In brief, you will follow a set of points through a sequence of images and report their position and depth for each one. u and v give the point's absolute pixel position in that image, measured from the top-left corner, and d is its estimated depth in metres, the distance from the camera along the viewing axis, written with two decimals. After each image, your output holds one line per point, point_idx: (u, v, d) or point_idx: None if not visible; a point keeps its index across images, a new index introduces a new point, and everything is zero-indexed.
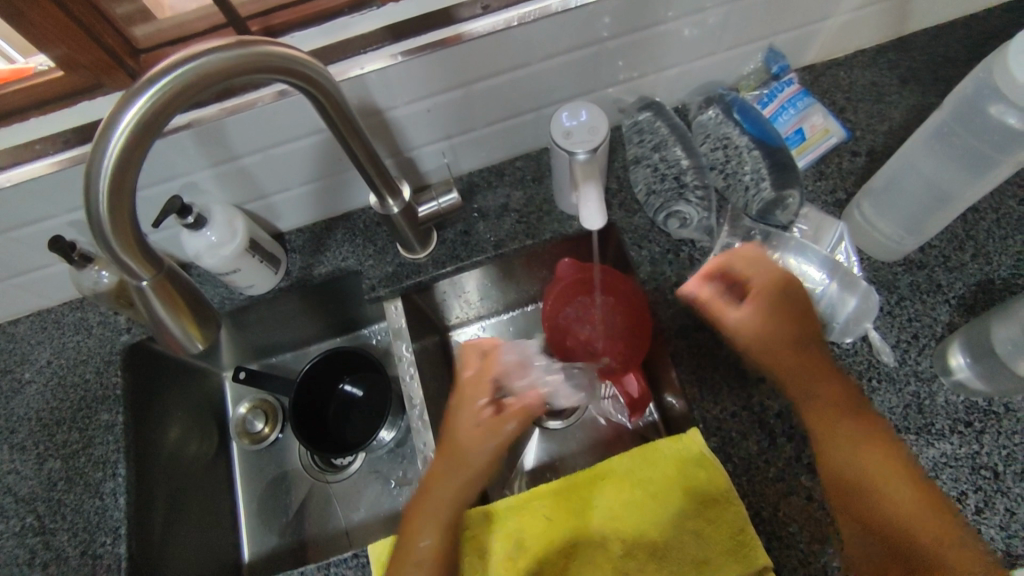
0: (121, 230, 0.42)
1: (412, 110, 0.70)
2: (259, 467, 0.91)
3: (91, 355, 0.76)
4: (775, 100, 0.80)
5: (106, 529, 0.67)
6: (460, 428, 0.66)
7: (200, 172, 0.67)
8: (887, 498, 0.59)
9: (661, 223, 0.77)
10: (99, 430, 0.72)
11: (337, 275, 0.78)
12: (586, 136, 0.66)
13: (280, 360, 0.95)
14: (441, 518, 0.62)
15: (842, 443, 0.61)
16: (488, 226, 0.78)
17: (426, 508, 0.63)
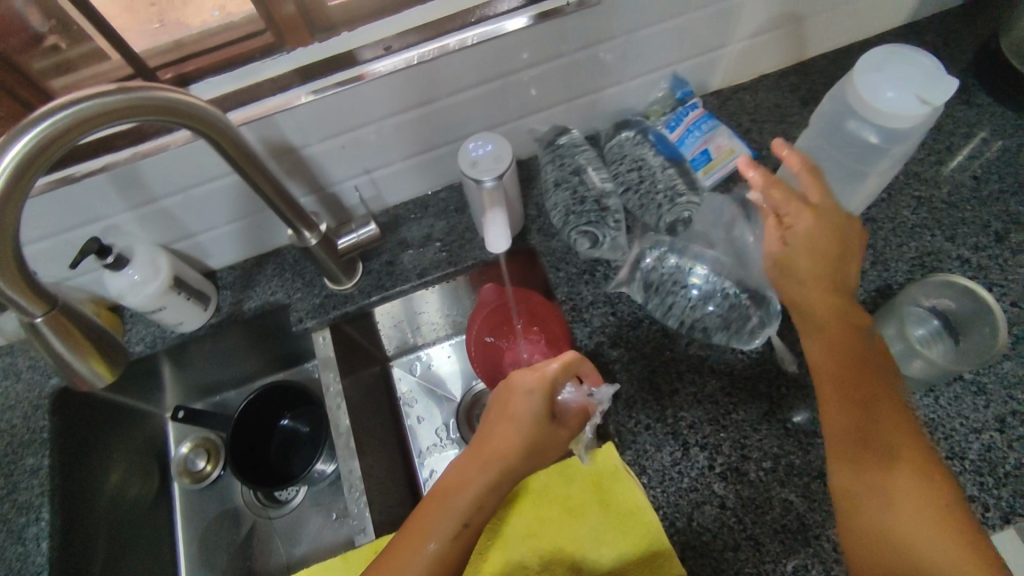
0: (7, 267, 0.43)
1: (326, 147, 0.73)
2: (200, 506, 0.91)
3: (20, 400, 0.77)
4: (681, 124, 0.84)
5: (27, 575, 0.67)
6: (515, 397, 0.61)
7: (120, 215, 0.69)
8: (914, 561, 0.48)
9: (574, 243, 0.80)
10: (24, 475, 0.72)
11: (266, 310, 0.80)
12: (492, 164, 0.70)
13: (224, 399, 0.96)
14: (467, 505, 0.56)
15: (865, 476, 0.51)
16: (413, 255, 0.80)
17: (495, 455, 0.58)
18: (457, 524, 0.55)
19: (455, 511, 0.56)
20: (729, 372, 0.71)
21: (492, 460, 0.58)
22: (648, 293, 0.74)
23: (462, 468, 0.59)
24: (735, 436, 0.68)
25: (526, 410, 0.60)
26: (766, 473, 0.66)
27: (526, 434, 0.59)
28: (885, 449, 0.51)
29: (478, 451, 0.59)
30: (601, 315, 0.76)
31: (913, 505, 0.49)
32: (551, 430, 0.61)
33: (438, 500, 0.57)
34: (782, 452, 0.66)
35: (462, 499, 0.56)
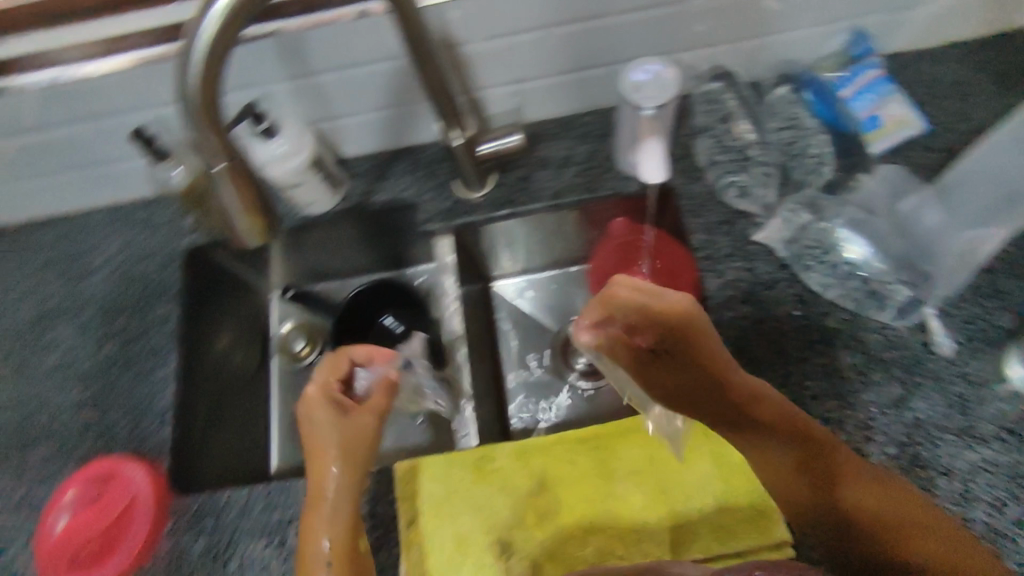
0: (205, 106, 0.45)
1: (488, 48, 0.70)
2: (293, 390, 0.92)
3: (156, 252, 0.80)
4: (852, 84, 0.76)
5: (154, 413, 0.71)
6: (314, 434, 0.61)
7: (277, 84, 0.69)
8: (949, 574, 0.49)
9: (720, 190, 0.76)
10: (155, 322, 0.76)
11: (393, 206, 0.79)
12: (654, 92, 0.66)
13: (324, 289, 0.97)
14: (343, 517, 0.57)
15: (776, 479, 0.57)
16: (548, 175, 0.79)
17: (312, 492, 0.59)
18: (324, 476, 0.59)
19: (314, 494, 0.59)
20: (865, 351, 0.67)
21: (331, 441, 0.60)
22: (798, 254, 0.72)
23: (315, 462, 0.60)
24: (862, 416, 0.65)
25: (318, 439, 0.60)
26: (890, 460, 0.63)
27: (346, 428, 0.61)
28: (765, 456, 0.57)
29: (313, 447, 0.61)
30: (735, 269, 0.73)
31: (813, 491, 0.55)
32: (344, 432, 0.61)
33: (315, 487, 0.59)
34: (910, 441, 0.63)
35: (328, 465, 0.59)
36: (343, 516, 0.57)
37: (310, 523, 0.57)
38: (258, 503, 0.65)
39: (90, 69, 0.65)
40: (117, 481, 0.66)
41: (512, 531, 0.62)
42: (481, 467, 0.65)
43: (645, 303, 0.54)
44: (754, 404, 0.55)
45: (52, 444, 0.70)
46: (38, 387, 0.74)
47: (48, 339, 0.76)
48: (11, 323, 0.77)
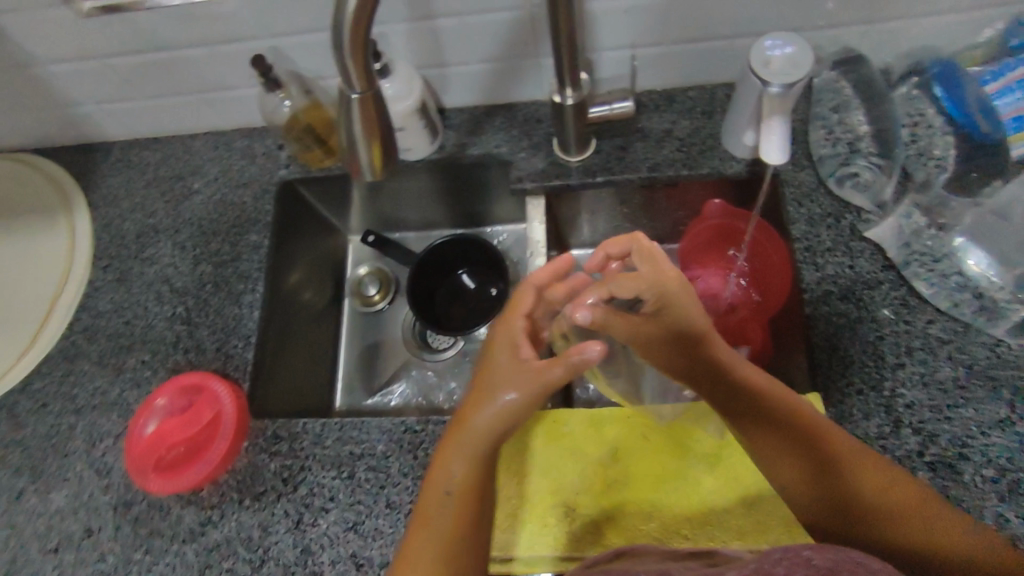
0: (357, 34, 0.43)
1: (609, 8, 0.68)
2: (363, 328, 0.96)
3: (253, 181, 0.82)
4: (1002, 79, 0.68)
5: (239, 334, 0.74)
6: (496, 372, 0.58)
7: (395, 25, 0.69)
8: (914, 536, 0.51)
9: (833, 184, 0.73)
10: (247, 249, 0.79)
11: (486, 160, 0.79)
12: (787, 68, 0.63)
13: (402, 238, 0.98)
14: (473, 452, 0.56)
15: (783, 472, 0.55)
16: (647, 146, 0.76)
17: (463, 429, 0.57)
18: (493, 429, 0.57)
19: (466, 450, 0.56)
20: (970, 365, 0.64)
21: (492, 391, 0.57)
22: (909, 257, 0.68)
23: (474, 397, 0.58)
24: (958, 432, 0.61)
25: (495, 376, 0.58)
26: (986, 482, 0.59)
27: (529, 374, 0.56)
28: (771, 439, 0.56)
29: (481, 386, 0.58)
30: (835, 263, 0.70)
31: (827, 482, 0.53)
32: (527, 364, 0.57)
33: (457, 427, 0.58)
34: (1010, 465, 0.60)
35: (490, 417, 0.56)
36: (458, 469, 0.56)
37: (436, 478, 0.57)
38: (332, 433, 0.68)
39: None
40: (205, 394, 0.68)
41: (576, 495, 0.62)
42: (552, 428, 0.65)
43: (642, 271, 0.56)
44: (729, 366, 0.56)
45: (146, 352, 0.74)
46: (136, 297, 0.77)
47: (148, 253, 0.80)
48: (116, 234, 0.81)
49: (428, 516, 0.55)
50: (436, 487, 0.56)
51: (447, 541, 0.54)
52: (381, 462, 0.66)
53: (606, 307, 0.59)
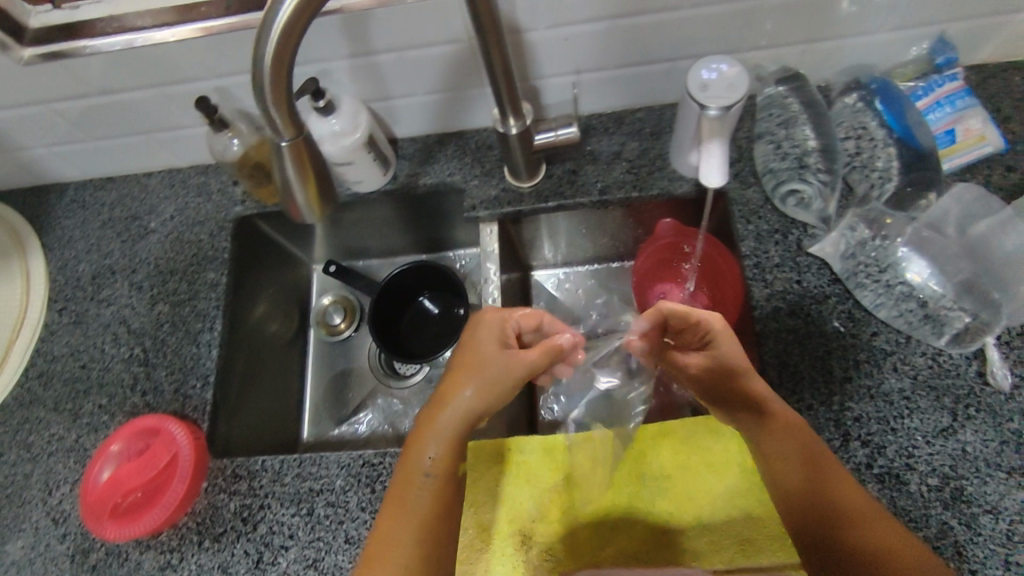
0: (277, 85, 0.44)
1: (549, 37, 0.69)
2: (329, 357, 0.96)
3: (208, 218, 0.82)
4: (930, 94, 0.73)
5: (197, 374, 0.74)
6: (477, 356, 0.61)
7: (338, 61, 0.69)
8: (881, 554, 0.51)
9: (779, 199, 0.74)
10: (204, 287, 0.79)
11: (440, 188, 0.80)
12: (723, 91, 0.64)
13: (366, 265, 0.99)
14: (452, 437, 0.59)
15: (781, 470, 0.56)
16: (597, 169, 0.77)
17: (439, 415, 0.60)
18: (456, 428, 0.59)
19: (445, 438, 0.59)
20: (914, 376, 0.65)
21: (466, 385, 0.60)
22: (853, 271, 0.69)
23: (451, 379, 0.61)
24: (904, 443, 0.63)
25: (465, 364, 0.61)
26: (930, 491, 0.61)
27: (491, 359, 0.60)
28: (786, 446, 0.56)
29: (455, 371, 0.61)
30: (784, 279, 0.71)
31: (831, 508, 0.53)
32: (504, 353, 0.61)
33: (440, 405, 0.60)
34: (954, 474, 0.61)
35: (455, 416, 0.59)
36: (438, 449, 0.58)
37: (414, 462, 0.58)
38: (291, 470, 0.68)
39: (164, 34, 0.65)
40: (161, 437, 0.68)
41: (535, 523, 0.63)
42: (509, 457, 0.66)
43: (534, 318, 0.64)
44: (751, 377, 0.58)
45: (103, 396, 0.74)
46: (93, 341, 0.77)
47: (104, 295, 0.79)
48: (71, 276, 0.81)
49: (407, 493, 0.57)
50: (416, 473, 0.57)
51: (419, 524, 0.55)
52: (340, 497, 0.66)
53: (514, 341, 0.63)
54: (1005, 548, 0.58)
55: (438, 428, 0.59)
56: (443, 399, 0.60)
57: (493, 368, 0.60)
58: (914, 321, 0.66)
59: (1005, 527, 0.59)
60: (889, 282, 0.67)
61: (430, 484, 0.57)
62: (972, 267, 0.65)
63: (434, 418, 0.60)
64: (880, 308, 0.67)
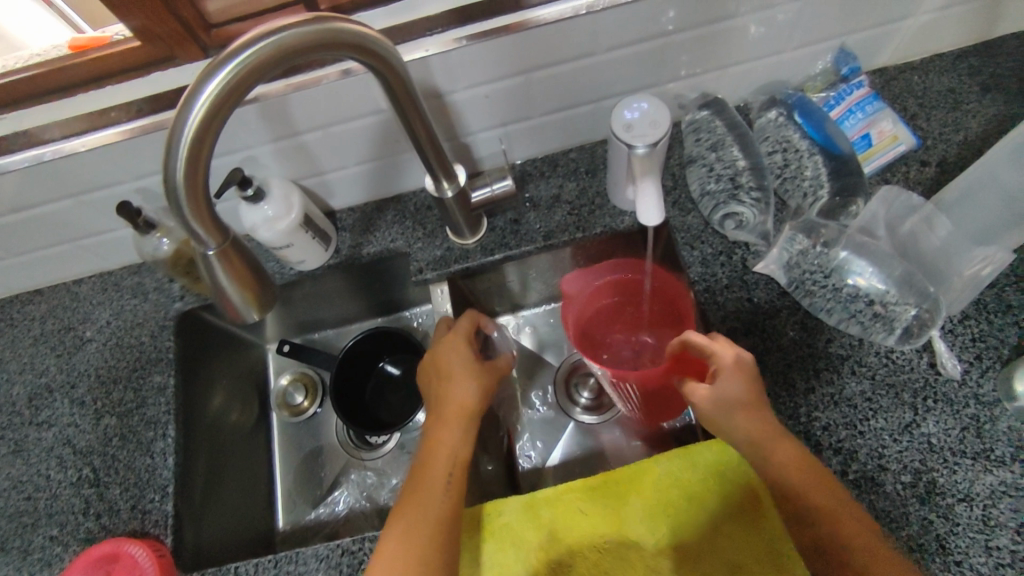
0: (194, 194, 0.43)
1: (471, 95, 0.70)
2: (295, 438, 0.92)
3: (148, 319, 0.79)
4: (842, 103, 0.77)
5: (155, 487, 0.70)
6: (456, 359, 0.67)
7: (261, 146, 0.68)
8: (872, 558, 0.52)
9: (717, 223, 0.76)
10: (152, 392, 0.75)
11: (385, 255, 0.79)
12: (647, 129, 0.65)
13: (322, 336, 0.96)
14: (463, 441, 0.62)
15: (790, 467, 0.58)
16: (539, 216, 0.77)
17: (450, 411, 0.63)
18: (459, 435, 0.62)
19: (445, 451, 0.61)
20: (872, 377, 0.67)
21: (455, 392, 0.64)
22: (796, 280, 0.70)
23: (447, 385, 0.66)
24: (873, 445, 0.64)
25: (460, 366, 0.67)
26: (905, 488, 0.62)
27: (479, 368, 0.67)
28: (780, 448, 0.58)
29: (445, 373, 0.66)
30: (734, 299, 0.72)
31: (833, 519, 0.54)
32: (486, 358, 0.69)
33: (445, 413, 0.63)
34: (924, 467, 0.62)
35: (454, 424, 0.62)
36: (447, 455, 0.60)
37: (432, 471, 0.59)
38: (267, 572, 0.65)
39: (74, 143, 0.64)
40: (122, 562, 0.63)
41: None
42: (487, 523, 0.64)
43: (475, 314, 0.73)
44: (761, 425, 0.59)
45: (54, 526, 0.69)
46: (37, 468, 0.72)
47: (44, 417, 0.75)
48: (6, 401, 0.76)
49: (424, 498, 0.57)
50: (435, 477, 0.59)
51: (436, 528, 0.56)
52: None
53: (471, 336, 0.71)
54: (984, 534, 0.59)
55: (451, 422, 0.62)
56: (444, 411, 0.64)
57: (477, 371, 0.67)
58: (863, 322, 0.67)
59: (980, 513, 0.60)
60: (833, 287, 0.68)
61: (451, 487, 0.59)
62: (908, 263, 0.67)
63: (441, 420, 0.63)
64: (829, 313, 0.69)
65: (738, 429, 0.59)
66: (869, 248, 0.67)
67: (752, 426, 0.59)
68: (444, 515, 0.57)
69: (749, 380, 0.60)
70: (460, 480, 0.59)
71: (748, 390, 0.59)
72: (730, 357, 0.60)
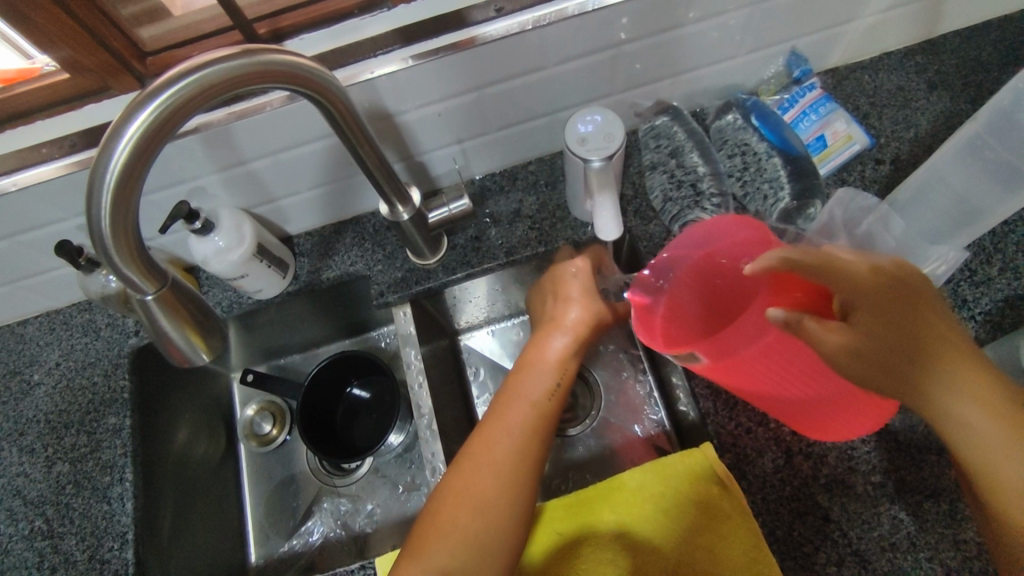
0: (123, 238, 0.41)
1: (421, 114, 0.68)
2: (265, 470, 0.89)
3: (99, 357, 0.76)
4: (796, 106, 0.78)
5: (113, 534, 0.68)
6: (522, 384, 0.64)
7: (208, 177, 0.66)
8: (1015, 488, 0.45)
9: (676, 233, 0.75)
10: (107, 434, 0.73)
11: (346, 280, 0.77)
12: (602, 143, 0.65)
13: (289, 362, 0.93)
14: (486, 486, 0.58)
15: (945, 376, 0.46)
16: (500, 232, 0.76)
17: (482, 443, 0.60)
18: (550, 388, 0.64)
19: (528, 398, 0.63)
20: None
21: (561, 344, 0.66)
22: None
23: (497, 410, 0.63)
24: (843, 446, 0.64)
25: (518, 388, 0.64)
26: (874, 488, 0.62)
27: (534, 393, 0.63)
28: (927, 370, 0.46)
29: (502, 399, 0.64)
30: None
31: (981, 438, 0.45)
32: (550, 376, 0.64)
33: (482, 445, 0.60)
34: (892, 465, 0.63)
35: (546, 373, 0.65)
36: (459, 506, 0.57)
37: (443, 519, 0.57)
38: None
39: (5, 183, 0.61)
40: None
41: None
42: None
43: (567, 297, 0.69)
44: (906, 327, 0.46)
45: None
46: None
47: None
48: None
49: (427, 547, 0.56)
50: (442, 527, 0.56)
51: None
52: None
53: (550, 346, 0.66)
54: (951, 529, 0.60)
55: (480, 461, 0.59)
56: (485, 438, 0.61)
57: (533, 396, 0.63)
58: None
59: (948, 508, 0.60)
60: None
61: (450, 540, 0.56)
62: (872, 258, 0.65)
63: (477, 454, 0.60)
64: None
65: (872, 365, 0.46)
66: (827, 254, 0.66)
67: (892, 349, 0.46)
68: (518, 459, 0.59)
69: (889, 291, 0.47)
70: (472, 531, 0.56)
71: (880, 303, 0.46)
72: (862, 273, 0.47)
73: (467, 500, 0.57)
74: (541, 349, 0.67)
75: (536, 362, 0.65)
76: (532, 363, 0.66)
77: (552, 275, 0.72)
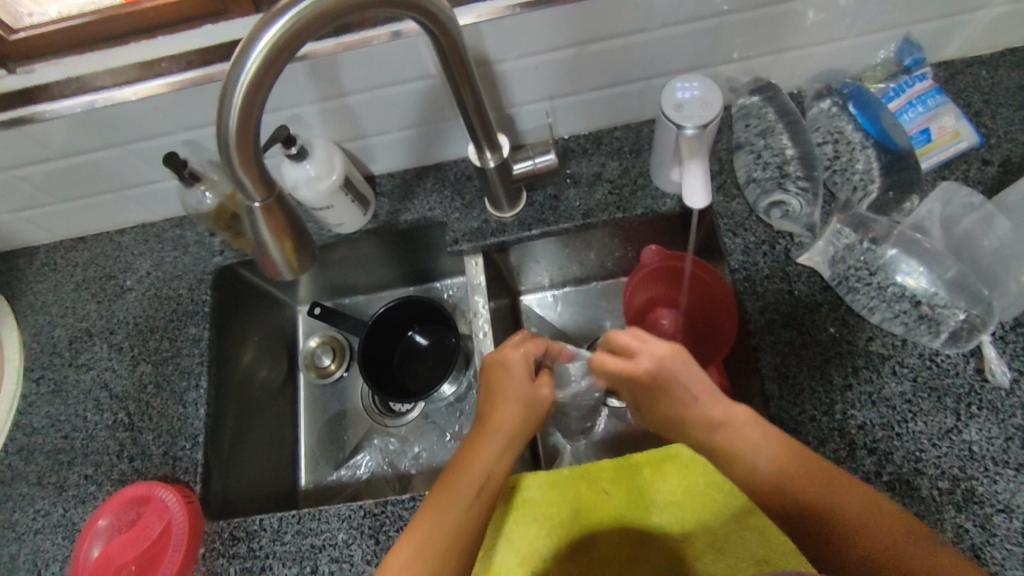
0: (246, 144, 0.43)
1: (520, 65, 0.68)
2: (322, 401, 0.93)
3: (186, 272, 0.81)
4: (903, 95, 0.74)
5: (186, 435, 0.73)
6: (497, 406, 0.62)
7: (307, 106, 0.69)
8: (840, 499, 0.52)
9: (763, 211, 0.74)
10: (187, 343, 0.77)
11: (423, 223, 0.79)
12: (699, 111, 0.64)
13: (353, 302, 0.96)
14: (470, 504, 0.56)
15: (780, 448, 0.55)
16: (579, 193, 0.76)
17: (464, 466, 0.58)
18: (471, 495, 0.56)
19: (453, 513, 0.55)
20: (913, 379, 0.65)
21: (489, 452, 0.59)
22: (845, 278, 0.68)
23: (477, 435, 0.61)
24: (911, 448, 0.62)
25: (490, 412, 0.62)
26: (941, 494, 0.60)
27: (508, 418, 0.61)
28: (790, 452, 0.54)
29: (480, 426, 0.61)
30: (776, 290, 0.70)
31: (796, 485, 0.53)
32: (515, 392, 0.63)
33: (457, 470, 0.58)
34: (962, 475, 0.61)
35: (510, 400, 0.62)
36: (442, 529, 0.54)
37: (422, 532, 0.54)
38: (291, 527, 0.67)
39: (125, 92, 0.65)
40: (153, 505, 0.66)
41: (546, 561, 0.62)
42: (512, 496, 0.64)
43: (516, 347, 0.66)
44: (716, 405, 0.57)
45: (89, 466, 0.73)
46: (74, 409, 0.76)
47: (83, 359, 0.78)
48: (47, 341, 0.80)
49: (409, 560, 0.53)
50: (424, 543, 0.54)
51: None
52: (344, 550, 0.65)
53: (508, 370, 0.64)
54: (1021, 547, 0.57)
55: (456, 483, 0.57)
56: (460, 464, 0.59)
57: (505, 419, 0.61)
58: (923, 328, 0.65)
59: (1019, 526, 0.58)
60: (887, 287, 0.66)
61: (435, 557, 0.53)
62: (913, 280, 0.65)
63: (452, 477, 0.58)
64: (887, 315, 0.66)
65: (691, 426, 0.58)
66: (922, 247, 0.65)
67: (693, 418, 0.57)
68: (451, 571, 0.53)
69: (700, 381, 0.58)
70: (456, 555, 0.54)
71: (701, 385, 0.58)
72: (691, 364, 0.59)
73: (453, 515, 0.55)
74: (502, 377, 0.64)
75: (498, 386, 0.64)
76: (498, 388, 0.63)
77: (484, 370, 0.66)
